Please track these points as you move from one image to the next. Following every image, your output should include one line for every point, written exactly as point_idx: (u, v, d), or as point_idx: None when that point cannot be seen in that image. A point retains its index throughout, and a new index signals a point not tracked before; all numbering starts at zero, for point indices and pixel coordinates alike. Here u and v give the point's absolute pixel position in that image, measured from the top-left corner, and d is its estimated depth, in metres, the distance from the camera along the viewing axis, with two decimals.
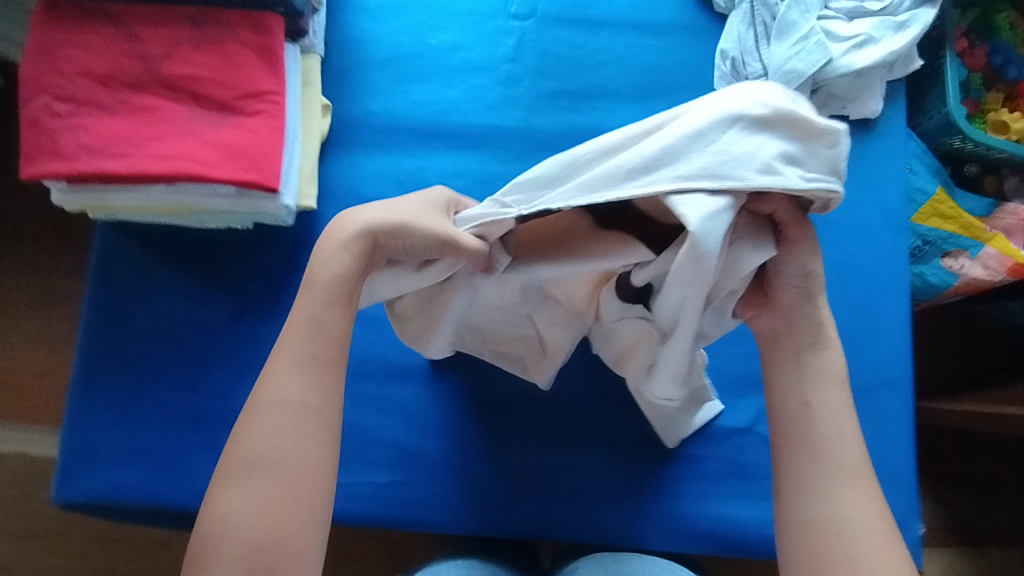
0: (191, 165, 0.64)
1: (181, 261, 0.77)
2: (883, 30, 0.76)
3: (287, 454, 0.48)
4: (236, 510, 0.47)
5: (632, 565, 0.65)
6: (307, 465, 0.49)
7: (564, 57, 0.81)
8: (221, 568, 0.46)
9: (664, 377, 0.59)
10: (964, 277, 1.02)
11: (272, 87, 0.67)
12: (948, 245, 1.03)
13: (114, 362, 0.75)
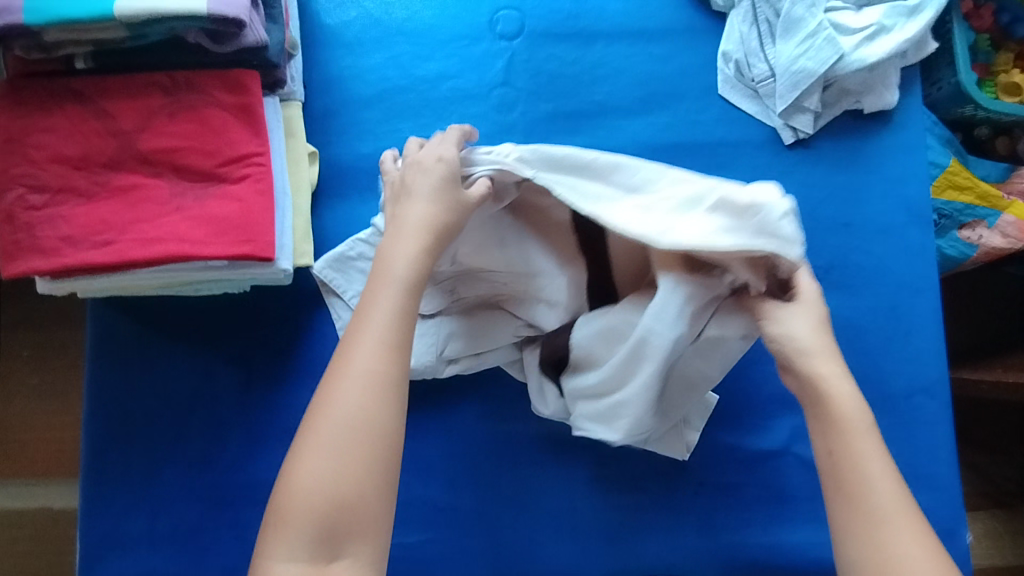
0: (179, 246, 0.60)
1: (180, 331, 0.74)
2: (895, 18, 0.72)
3: (364, 416, 0.49)
4: (319, 474, 0.48)
5: None
6: (369, 440, 0.49)
7: (558, 74, 0.77)
8: (301, 532, 0.47)
9: (620, 410, 0.61)
10: (982, 248, 0.96)
11: (254, 149, 0.63)
12: (966, 216, 0.97)
13: (123, 445, 0.73)
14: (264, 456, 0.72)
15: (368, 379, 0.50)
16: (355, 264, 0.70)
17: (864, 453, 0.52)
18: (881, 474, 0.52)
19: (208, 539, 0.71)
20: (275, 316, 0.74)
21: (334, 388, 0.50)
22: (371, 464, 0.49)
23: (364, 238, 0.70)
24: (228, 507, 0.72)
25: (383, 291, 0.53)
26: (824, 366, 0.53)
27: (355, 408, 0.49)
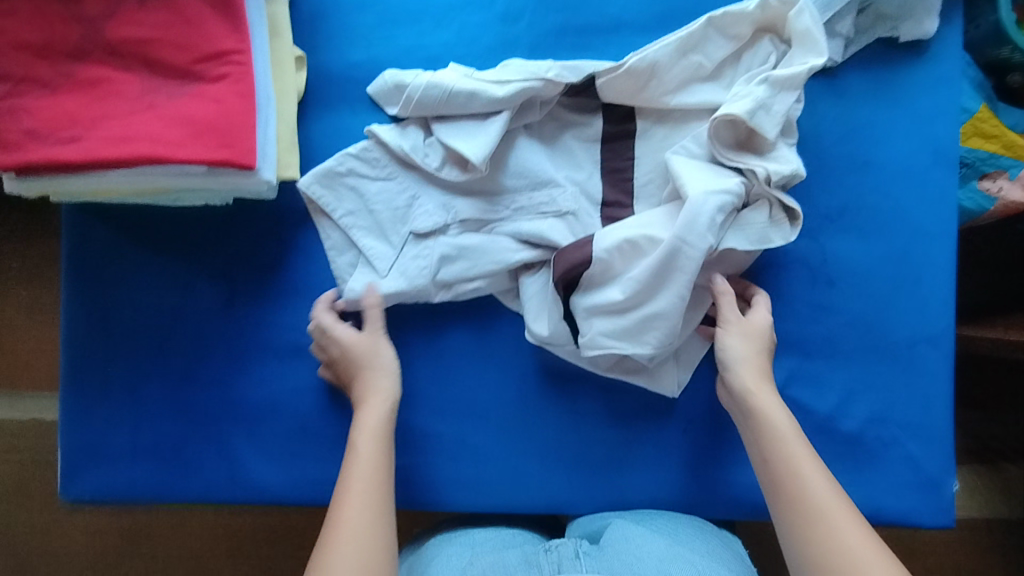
0: (152, 146, 0.56)
1: (159, 242, 0.71)
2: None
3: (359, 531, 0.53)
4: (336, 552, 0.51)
5: (655, 524, 0.66)
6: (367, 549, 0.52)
7: None
8: None
9: (640, 326, 0.62)
10: (1001, 202, 0.91)
11: (234, 45, 0.58)
12: (986, 166, 0.92)
13: (103, 356, 0.71)
14: (248, 374, 0.70)
15: (370, 496, 0.55)
16: (344, 179, 0.68)
17: (800, 460, 0.55)
18: (816, 479, 0.54)
19: (189, 454, 0.70)
20: (259, 231, 0.71)
21: (345, 506, 0.54)
22: (381, 515, 0.54)
23: (354, 153, 0.68)
24: (210, 423, 0.70)
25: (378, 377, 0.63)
26: (756, 383, 0.60)
27: (369, 518, 0.54)
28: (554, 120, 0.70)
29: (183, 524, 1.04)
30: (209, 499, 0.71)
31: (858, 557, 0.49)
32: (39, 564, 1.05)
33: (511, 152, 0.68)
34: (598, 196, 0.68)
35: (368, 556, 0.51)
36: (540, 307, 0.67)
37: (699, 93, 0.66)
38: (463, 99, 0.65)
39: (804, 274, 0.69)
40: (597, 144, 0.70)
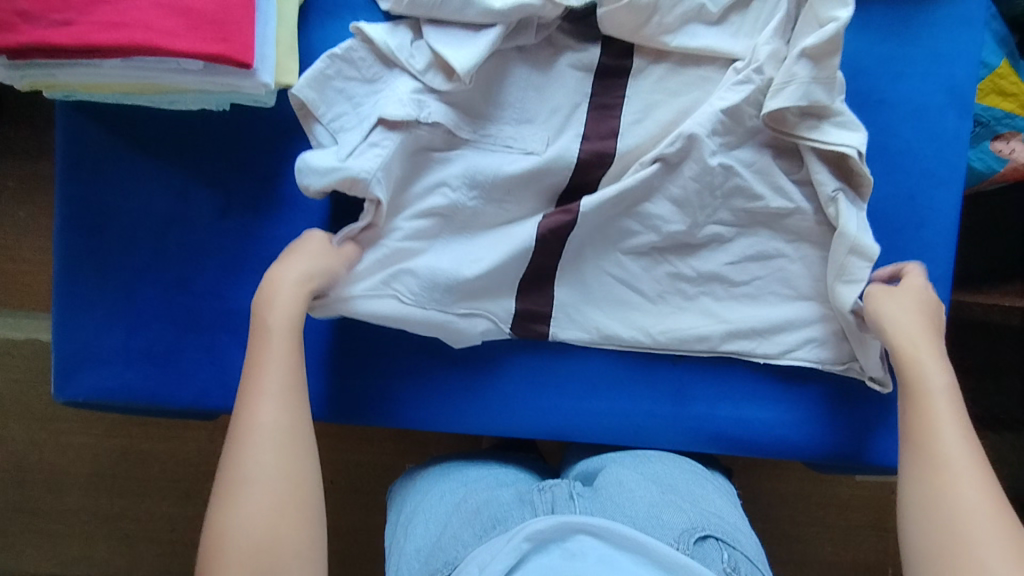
0: (146, 35, 0.54)
1: (154, 147, 0.70)
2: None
3: (285, 432, 0.56)
4: (257, 460, 0.54)
5: (654, 467, 0.68)
6: (286, 449, 0.55)
7: None
8: (254, 494, 0.53)
9: (622, 306, 0.69)
10: (1014, 162, 0.89)
11: None
12: (1001, 126, 0.90)
13: (97, 260, 0.71)
14: (243, 286, 0.70)
15: (283, 396, 0.57)
16: (333, 82, 0.64)
17: (938, 414, 0.58)
18: (953, 433, 0.57)
19: (181, 362, 0.71)
20: (257, 140, 0.69)
21: (257, 408, 0.56)
22: (284, 437, 0.55)
23: (339, 53, 0.64)
24: (203, 332, 0.71)
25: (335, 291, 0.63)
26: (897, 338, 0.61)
27: (280, 419, 0.56)
28: (548, 44, 0.68)
29: (178, 446, 1.06)
30: (201, 408, 0.71)
31: (981, 527, 0.52)
32: (36, 476, 1.07)
33: (504, 75, 0.66)
34: (580, 129, 0.66)
35: (282, 466, 0.54)
36: (452, 292, 0.66)
37: (700, 37, 0.65)
38: (459, 5, 0.62)
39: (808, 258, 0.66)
40: (589, 75, 0.67)
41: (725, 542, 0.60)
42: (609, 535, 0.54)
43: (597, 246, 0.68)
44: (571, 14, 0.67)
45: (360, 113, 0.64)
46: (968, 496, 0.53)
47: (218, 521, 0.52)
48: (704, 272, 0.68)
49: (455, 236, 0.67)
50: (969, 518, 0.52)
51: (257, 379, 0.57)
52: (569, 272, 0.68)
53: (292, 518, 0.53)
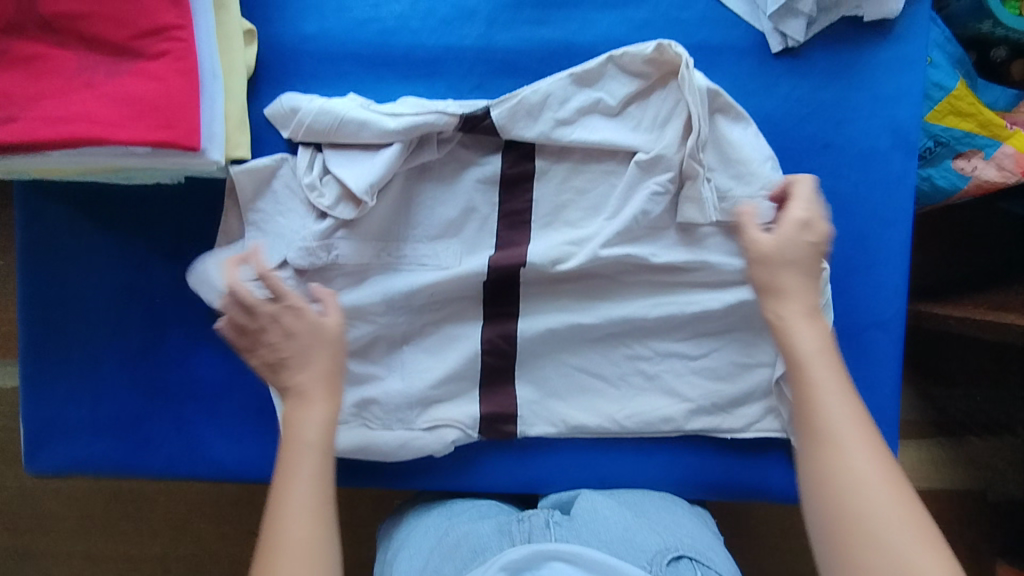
0: (91, 127, 0.55)
1: (112, 221, 0.70)
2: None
3: (306, 542, 0.53)
4: (283, 575, 0.51)
5: (635, 499, 0.69)
6: (310, 561, 0.52)
7: None
8: None
9: (576, 404, 0.71)
10: (976, 181, 0.88)
11: (174, 20, 0.57)
12: (962, 145, 0.87)
13: (60, 333, 0.71)
14: (207, 354, 0.71)
15: (315, 509, 0.54)
16: (267, 189, 0.68)
17: (821, 380, 0.53)
18: (834, 399, 0.52)
19: (149, 432, 0.72)
20: (214, 211, 0.70)
21: (286, 518, 0.53)
22: (329, 468, 0.56)
23: (280, 164, 0.67)
24: (169, 401, 0.71)
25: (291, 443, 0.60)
26: (785, 309, 0.55)
27: (309, 532, 0.53)
28: (456, 151, 0.69)
29: (160, 494, 1.06)
30: (170, 476, 0.72)
31: (872, 509, 0.48)
32: (22, 531, 1.07)
33: (411, 200, 0.69)
34: (491, 245, 0.69)
35: (325, 491, 0.55)
36: (418, 409, 0.69)
37: (598, 130, 0.67)
38: (355, 128, 0.64)
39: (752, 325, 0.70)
40: (492, 186, 0.69)
41: (698, 561, 0.60)
42: (585, 560, 0.55)
43: (558, 334, 0.70)
44: (465, 121, 0.66)
45: (268, 233, 0.68)
46: (874, 492, 0.48)
47: None
48: (662, 351, 0.70)
49: (400, 347, 0.70)
50: (880, 522, 0.48)
51: (285, 489, 0.55)
52: (530, 370, 0.71)
53: (324, 540, 0.53)
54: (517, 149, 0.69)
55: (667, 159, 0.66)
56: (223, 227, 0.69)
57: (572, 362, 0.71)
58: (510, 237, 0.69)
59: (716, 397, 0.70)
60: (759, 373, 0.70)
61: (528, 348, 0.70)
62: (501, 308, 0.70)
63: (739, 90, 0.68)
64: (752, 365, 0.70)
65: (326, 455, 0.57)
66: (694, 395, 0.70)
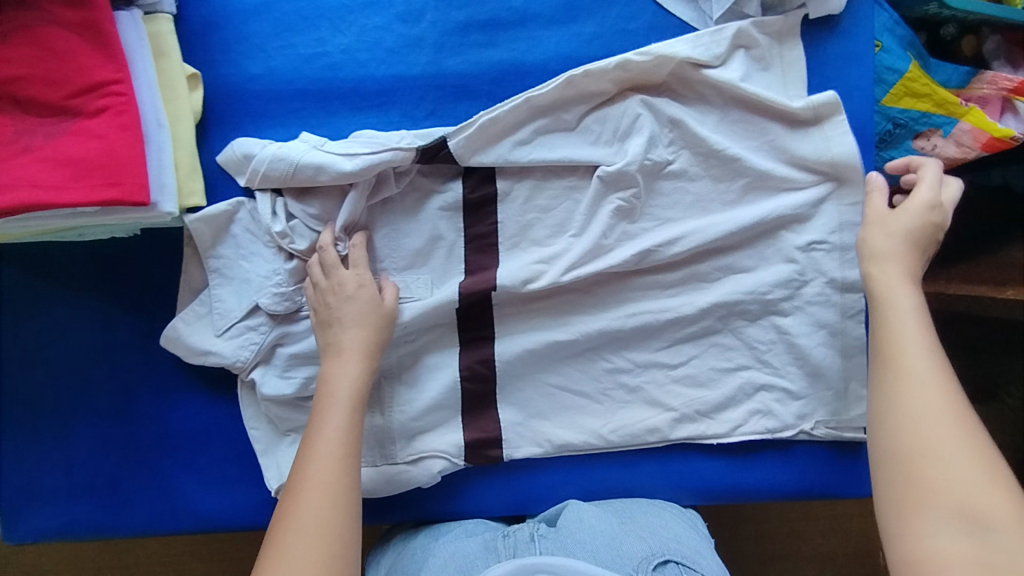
0: (34, 193, 0.53)
1: (70, 279, 0.69)
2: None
3: (327, 486, 0.55)
4: (307, 518, 0.53)
5: (622, 507, 0.68)
6: (337, 504, 0.55)
7: None
8: (296, 543, 0.52)
9: (560, 423, 0.70)
10: (935, 159, 0.86)
11: (111, 76, 0.55)
12: (920, 126, 0.84)
13: (28, 397, 0.69)
14: (181, 406, 0.69)
15: (339, 460, 0.57)
16: (228, 233, 0.66)
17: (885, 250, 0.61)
18: (919, 352, 0.55)
19: (127, 492, 0.69)
20: (174, 260, 0.69)
21: (309, 469, 0.56)
22: (357, 420, 0.60)
23: (239, 209, 0.66)
24: (145, 457, 0.69)
25: (329, 412, 0.59)
26: (880, 271, 0.61)
27: (335, 480, 0.56)
28: (416, 181, 0.69)
29: None
30: (153, 535, 0.70)
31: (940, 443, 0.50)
32: None
33: (376, 231, 0.68)
34: (461, 271, 0.69)
35: (351, 440, 0.59)
36: (401, 443, 0.68)
37: (558, 148, 0.67)
38: (311, 172, 0.63)
39: (729, 327, 0.70)
40: (456, 212, 0.69)
41: (685, 565, 0.59)
42: (569, 572, 0.55)
43: (537, 354, 0.69)
44: (422, 152, 0.65)
45: (234, 279, 0.67)
46: (924, 400, 0.52)
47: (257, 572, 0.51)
48: (642, 362, 0.70)
49: (380, 384, 0.69)
50: (937, 443, 0.50)
51: (314, 443, 0.58)
52: (512, 392, 0.70)
53: (348, 485, 0.56)
54: (478, 173, 0.69)
55: (629, 176, 0.67)
56: (185, 278, 0.67)
57: (552, 381, 0.70)
58: (479, 262, 0.69)
59: (698, 404, 0.70)
60: (739, 375, 0.71)
61: (507, 370, 0.69)
62: (476, 333, 0.69)
63: (693, 98, 0.69)
64: (732, 368, 0.70)
65: (355, 412, 0.60)
66: (676, 404, 0.70)
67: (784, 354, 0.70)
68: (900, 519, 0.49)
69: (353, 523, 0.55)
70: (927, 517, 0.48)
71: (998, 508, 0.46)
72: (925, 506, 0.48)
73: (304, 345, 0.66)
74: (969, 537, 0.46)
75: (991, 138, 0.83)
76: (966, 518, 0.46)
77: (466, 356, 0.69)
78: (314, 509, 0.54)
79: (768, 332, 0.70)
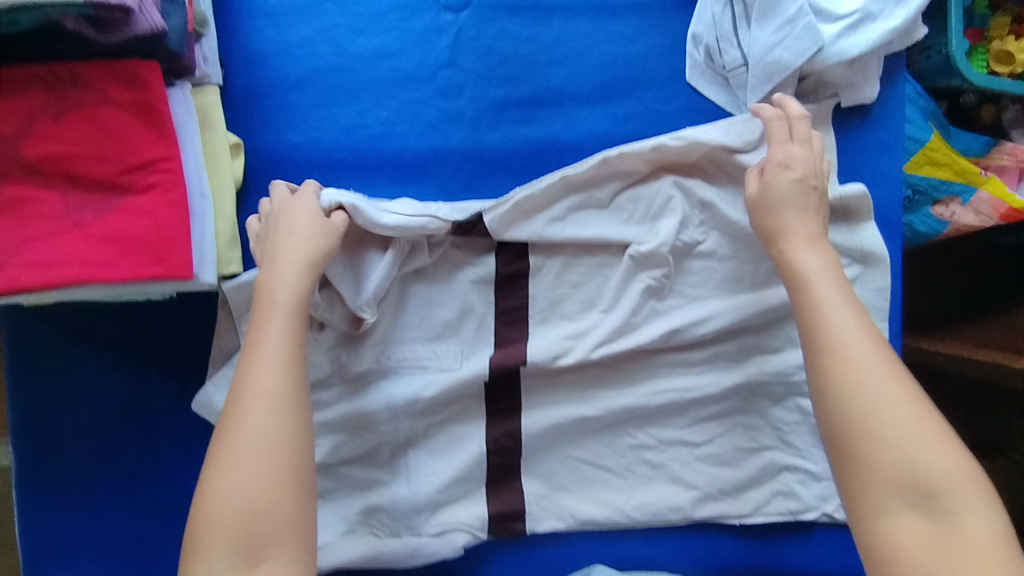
0: (81, 269, 0.54)
1: (104, 339, 0.69)
2: (884, 2, 0.63)
3: (274, 393, 0.54)
4: (257, 429, 0.53)
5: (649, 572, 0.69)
6: (281, 411, 0.54)
7: (510, 55, 0.70)
8: (246, 459, 0.52)
9: (583, 497, 0.71)
10: (954, 225, 0.86)
11: (161, 153, 0.56)
12: (939, 193, 0.84)
13: (55, 453, 0.69)
14: None
15: (281, 361, 0.56)
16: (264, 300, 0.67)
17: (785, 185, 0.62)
18: (830, 298, 0.57)
19: (151, 551, 0.70)
20: (208, 323, 0.70)
21: (252, 376, 0.55)
22: (298, 325, 0.58)
23: None
24: (170, 516, 0.70)
25: (269, 317, 0.57)
26: (785, 245, 0.61)
27: (280, 386, 0.55)
28: (449, 253, 0.70)
29: None
30: None
31: (882, 417, 0.52)
32: None
33: (407, 300, 0.69)
34: (490, 343, 0.69)
35: (295, 343, 0.57)
36: (425, 514, 0.68)
37: (591, 226, 0.68)
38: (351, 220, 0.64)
39: (753, 406, 0.71)
40: (488, 286, 0.70)
41: None
42: None
43: (562, 428, 0.70)
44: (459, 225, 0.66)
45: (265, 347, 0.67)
46: (844, 335, 0.55)
47: (214, 490, 0.51)
48: (665, 439, 0.70)
49: (405, 453, 0.69)
50: (889, 426, 0.51)
51: (255, 352, 0.56)
52: (536, 465, 0.70)
53: (293, 390, 0.55)
54: (512, 247, 0.69)
55: (661, 256, 0.68)
56: (217, 342, 0.68)
57: (576, 454, 0.71)
58: (508, 334, 0.69)
59: (721, 483, 0.70)
60: (763, 456, 0.71)
61: (533, 443, 0.70)
62: (503, 405, 0.70)
63: (724, 180, 0.70)
64: (755, 448, 0.71)
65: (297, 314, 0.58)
66: (699, 483, 0.70)
67: (808, 436, 0.71)
68: (851, 499, 0.52)
69: (304, 420, 0.55)
70: (884, 512, 0.50)
71: (940, 474, 0.49)
72: (876, 491, 0.50)
73: (334, 414, 0.67)
74: (919, 512, 0.49)
75: (1009, 209, 0.83)
76: (912, 492, 0.50)
77: (493, 427, 0.70)
78: (256, 418, 0.53)
79: (793, 413, 0.71)
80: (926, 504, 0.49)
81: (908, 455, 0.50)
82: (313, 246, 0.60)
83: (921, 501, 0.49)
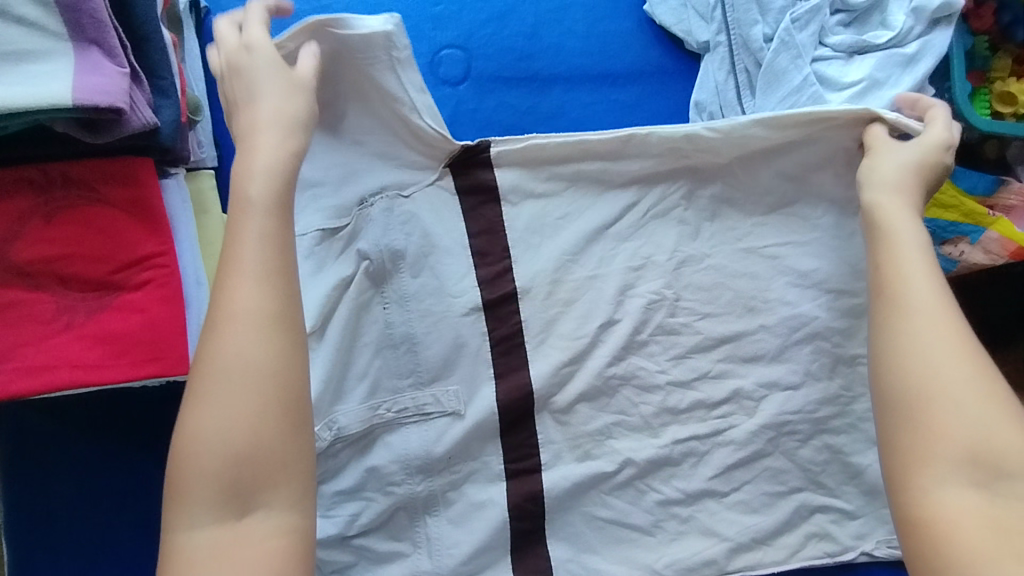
0: (74, 371, 0.52)
1: (101, 430, 0.67)
2: (890, 69, 0.68)
3: (263, 317, 0.44)
4: (237, 361, 0.44)
5: None
6: (269, 339, 0.44)
7: (510, 124, 0.75)
8: (230, 419, 0.43)
9: (613, 558, 0.68)
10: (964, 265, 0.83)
11: (156, 249, 0.55)
12: (947, 234, 0.82)
13: (50, 553, 0.65)
14: None
15: (267, 276, 0.45)
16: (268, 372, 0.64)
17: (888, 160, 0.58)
18: (918, 257, 0.52)
19: None
20: None
21: (234, 286, 0.45)
22: (285, 232, 0.47)
23: None
24: None
25: (246, 216, 0.47)
26: (886, 200, 0.57)
27: (266, 302, 0.45)
28: None
29: None
30: None
31: (951, 372, 0.46)
32: None
33: (412, 350, 0.65)
34: (490, 373, 0.66)
35: (281, 257, 0.46)
36: None
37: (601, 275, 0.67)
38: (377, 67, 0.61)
39: (782, 445, 0.68)
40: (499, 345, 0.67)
41: None
42: None
43: (586, 488, 0.67)
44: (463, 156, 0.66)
45: None
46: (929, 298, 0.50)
47: (184, 438, 0.43)
48: (692, 492, 0.68)
49: (423, 522, 0.65)
50: (960, 388, 0.46)
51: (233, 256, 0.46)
52: (562, 527, 0.68)
53: (284, 313, 0.45)
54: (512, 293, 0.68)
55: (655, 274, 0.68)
56: None
57: (603, 513, 0.68)
58: (518, 387, 0.66)
59: (754, 532, 0.68)
60: (794, 498, 0.69)
61: (556, 504, 0.67)
62: (523, 467, 0.67)
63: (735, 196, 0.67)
64: (786, 491, 0.68)
65: (283, 218, 0.48)
66: (731, 533, 0.68)
67: (838, 473, 0.69)
68: (901, 456, 0.46)
69: (305, 375, 0.45)
70: (940, 466, 0.44)
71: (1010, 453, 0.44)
72: (933, 453, 0.45)
73: (346, 482, 0.64)
74: (977, 490, 0.44)
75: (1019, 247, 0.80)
76: (976, 468, 0.44)
77: (514, 490, 0.67)
78: (236, 340, 0.44)
79: (820, 452, 0.68)
80: (991, 482, 0.44)
81: (985, 431, 0.44)
82: (287, 108, 0.51)
83: (979, 468, 0.44)
